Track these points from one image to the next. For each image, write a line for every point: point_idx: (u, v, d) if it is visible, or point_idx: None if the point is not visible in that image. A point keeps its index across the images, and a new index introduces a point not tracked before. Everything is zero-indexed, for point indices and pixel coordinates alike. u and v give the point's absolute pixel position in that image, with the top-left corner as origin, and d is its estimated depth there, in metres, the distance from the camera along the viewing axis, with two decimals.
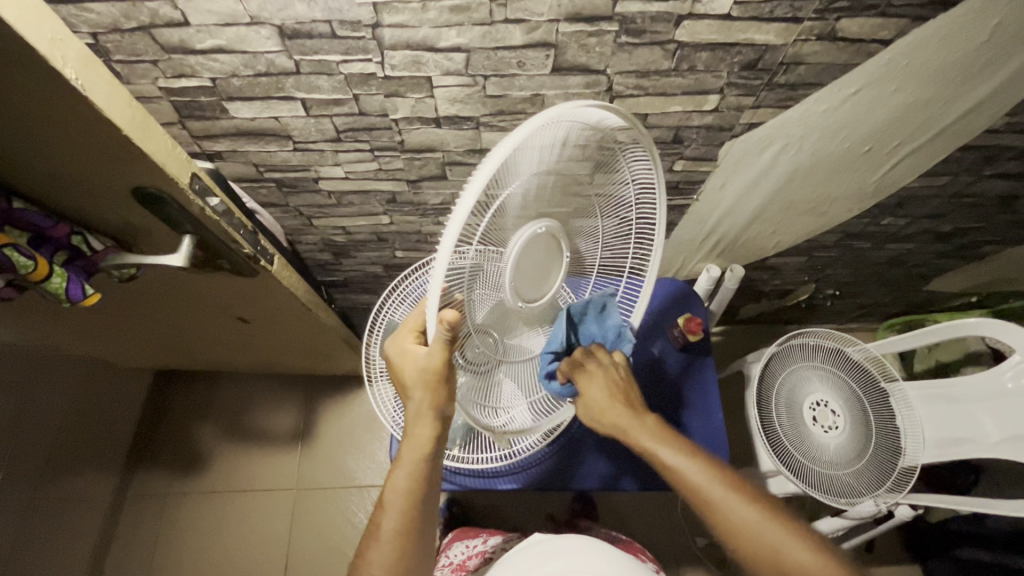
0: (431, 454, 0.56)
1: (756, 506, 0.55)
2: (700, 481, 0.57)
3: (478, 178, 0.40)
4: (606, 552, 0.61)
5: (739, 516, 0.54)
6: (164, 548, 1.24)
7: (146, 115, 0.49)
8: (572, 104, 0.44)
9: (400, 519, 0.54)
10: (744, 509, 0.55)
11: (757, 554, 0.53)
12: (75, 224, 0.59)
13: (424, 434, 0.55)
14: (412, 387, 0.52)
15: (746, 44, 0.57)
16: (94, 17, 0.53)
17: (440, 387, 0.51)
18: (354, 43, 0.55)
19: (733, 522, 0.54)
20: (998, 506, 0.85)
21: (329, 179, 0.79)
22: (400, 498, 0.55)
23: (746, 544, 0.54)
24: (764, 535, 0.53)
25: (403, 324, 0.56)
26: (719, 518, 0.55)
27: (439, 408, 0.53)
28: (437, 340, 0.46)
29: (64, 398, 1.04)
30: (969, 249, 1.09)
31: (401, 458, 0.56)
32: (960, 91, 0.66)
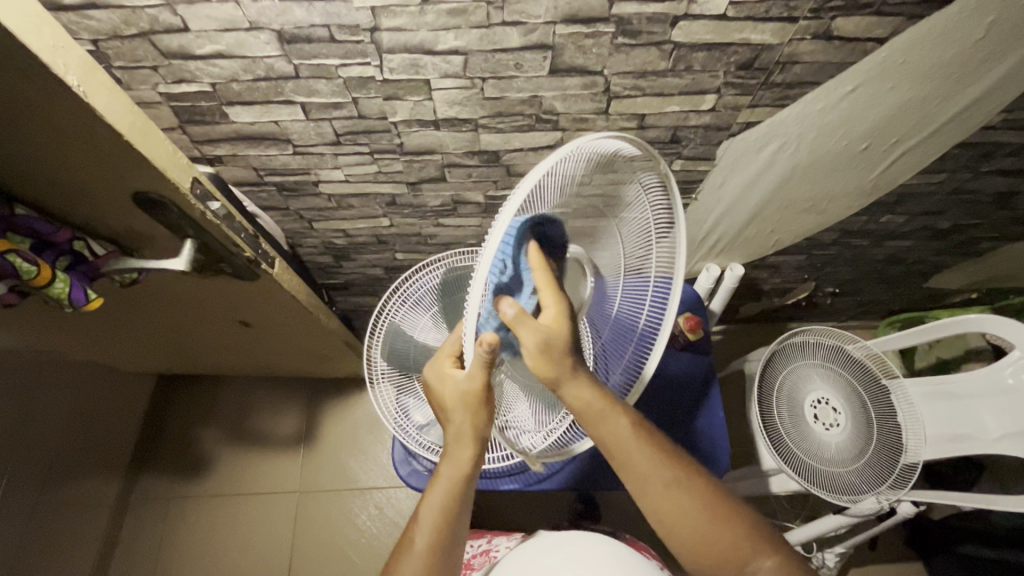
0: (468, 477, 0.56)
1: (700, 497, 0.55)
2: (647, 469, 0.55)
3: (514, 197, 0.41)
4: (611, 549, 0.61)
5: (682, 508, 0.55)
6: (168, 550, 1.24)
7: (146, 121, 0.50)
8: (581, 138, 0.45)
9: (432, 539, 0.55)
10: (689, 499, 0.55)
11: (706, 550, 0.54)
12: (77, 230, 0.60)
13: (463, 458, 0.55)
14: (452, 409, 0.53)
15: (742, 43, 0.58)
16: (94, 25, 0.53)
17: (479, 411, 0.52)
18: (353, 47, 0.56)
19: (676, 515, 0.54)
20: (1001, 502, 0.85)
21: (329, 182, 0.79)
22: (434, 517, 0.55)
23: (686, 538, 0.55)
24: (704, 525, 0.54)
25: (439, 350, 0.58)
26: (663, 506, 0.55)
27: (479, 432, 0.54)
28: (475, 366, 0.46)
29: (67, 402, 1.04)
30: (969, 246, 1.09)
31: (438, 478, 0.56)
32: (957, 88, 0.67)
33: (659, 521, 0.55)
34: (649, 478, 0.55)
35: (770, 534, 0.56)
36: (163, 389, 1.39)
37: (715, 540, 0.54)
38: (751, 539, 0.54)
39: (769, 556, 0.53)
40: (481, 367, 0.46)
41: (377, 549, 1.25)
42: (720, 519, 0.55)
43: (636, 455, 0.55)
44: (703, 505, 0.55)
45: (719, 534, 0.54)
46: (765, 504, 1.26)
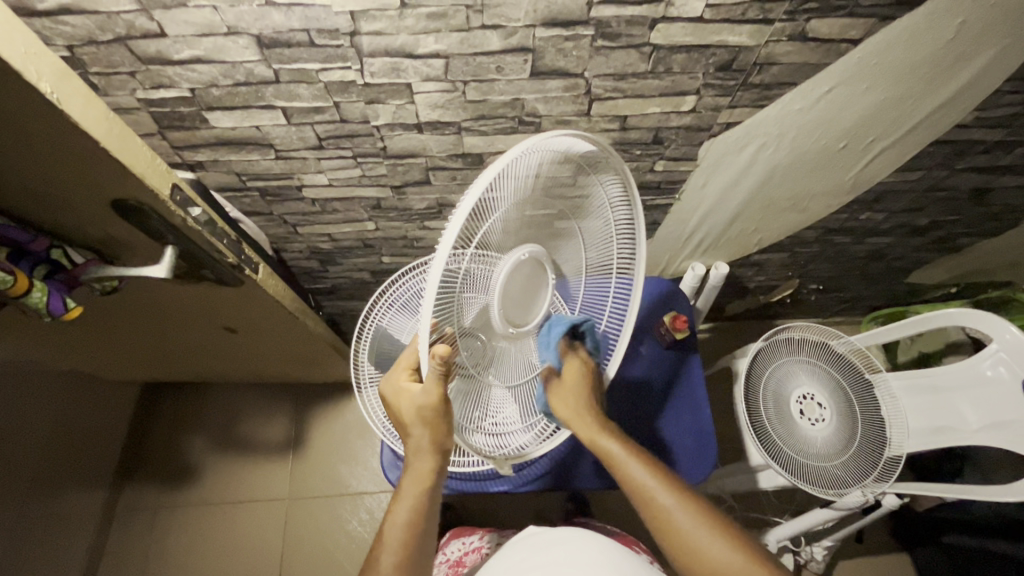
0: (430, 490, 0.56)
1: (703, 517, 0.58)
2: (647, 487, 0.59)
3: (468, 198, 0.42)
4: (597, 544, 0.61)
5: (687, 528, 0.57)
6: (156, 561, 1.23)
7: (123, 127, 0.49)
8: (552, 133, 0.46)
9: (398, 556, 0.56)
10: (691, 517, 0.57)
11: (698, 564, 0.56)
12: (54, 238, 0.59)
13: (424, 473, 0.56)
14: (411, 423, 0.53)
15: (721, 45, 0.59)
16: (68, 30, 0.52)
17: (438, 423, 0.51)
18: (333, 51, 0.56)
19: (681, 532, 0.57)
20: (982, 492, 0.86)
21: (313, 186, 0.79)
22: (399, 535, 0.56)
23: (680, 548, 0.57)
24: (707, 548, 0.56)
25: (396, 363, 0.58)
26: (665, 523, 0.58)
27: (438, 441, 0.53)
28: (431, 378, 0.47)
29: (47, 412, 1.03)
30: (947, 241, 1.11)
31: (402, 494, 0.57)
32: (930, 87, 0.68)
33: (668, 544, 0.58)
34: (643, 489, 0.59)
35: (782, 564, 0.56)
36: (148, 398, 1.36)
37: (720, 561, 0.55)
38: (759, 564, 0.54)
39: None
40: (437, 378, 0.47)
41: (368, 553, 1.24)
42: (725, 542, 0.56)
43: (638, 475, 0.60)
44: (707, 528, 0.57)
45: (723, 555, 0.55)
46: (754, 500, 1.27)
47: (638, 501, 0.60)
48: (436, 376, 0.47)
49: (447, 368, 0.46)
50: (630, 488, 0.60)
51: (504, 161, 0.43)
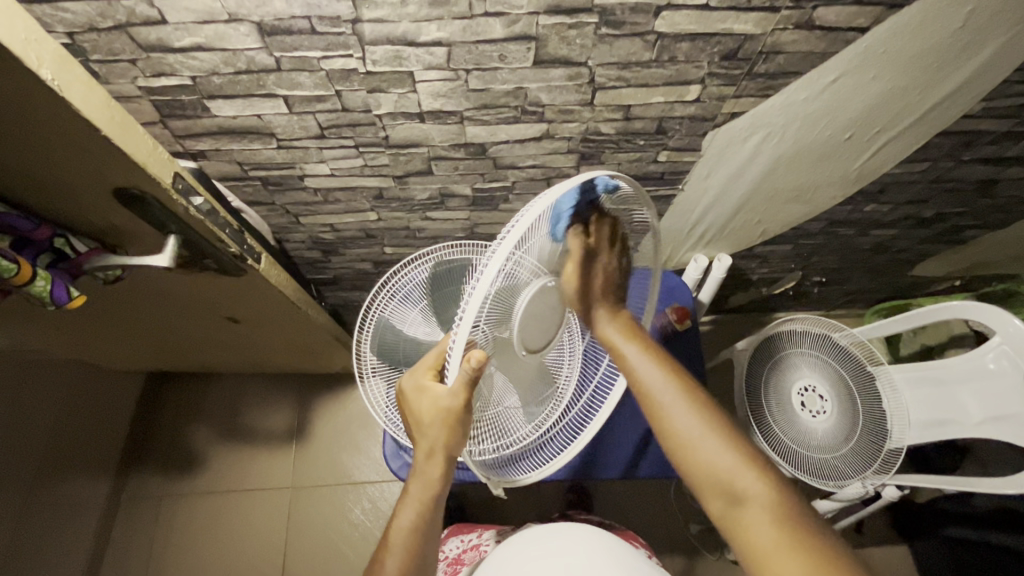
0: (435, 494, 0.57)
1: (704, 413, 0.57)
2: (649, 378, 0.60)
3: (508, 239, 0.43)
4: (603, 538, 0.62)
5: (685, 420, 0.56)
6: (162, 549, 1.24)
7: (124, 115, 0.49)
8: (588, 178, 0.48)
9: (403, 558, 0.57)
10: (692, 411, 0.57)
11: (685, 451, 0.55)
12: (57, 226, 0.59)
13: (433, 476, 0.56)
14: (426, 427, 0.53)
15: (726, 33, 0.58)
16: (68, 17, 0.52)
17: (456, 428, 0.52)
18: (334, 38, 0.55)
19: (677, 424, 0.57)
20: (982, 484, 0.87)
21: (315, 176, 0.79)
22: (405, 534, 0.57)
23: (672, 434, 0.57)
24: (701, 441, 0.55)
25: (420, 363, 0.58)
26: (663, 412, 0.58)
27: (450, 448, 0.54)
28: (458, 382, 0.47)
29: (52, 402, 1.03)
30: (952, 233, 1.10)
31: (408, 496, 0.58)
32: (938, 77, 0.67)
33: (662, 436, 0.58)
34: (642, 376, 0.60)
35: (776, 469, 0.55)
36: (152, 388, 1.37)
37: (712, 453, 0.54)
38: (751, 465, 0.53)
39: (769, 481, 0.52)
40: (463, 386, 0.48)
41: (371, 542, 1.26)
42: (720, 438, 0.55)
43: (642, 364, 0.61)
44: (704, 424, 0.56)
45: (717, 449, 0.54)
46: None
47: (640, 392, 0.60)
48: (462, 385, 0.48)
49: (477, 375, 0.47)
50: (632, 377, 0.61)
51: (544, 202, 0.45)
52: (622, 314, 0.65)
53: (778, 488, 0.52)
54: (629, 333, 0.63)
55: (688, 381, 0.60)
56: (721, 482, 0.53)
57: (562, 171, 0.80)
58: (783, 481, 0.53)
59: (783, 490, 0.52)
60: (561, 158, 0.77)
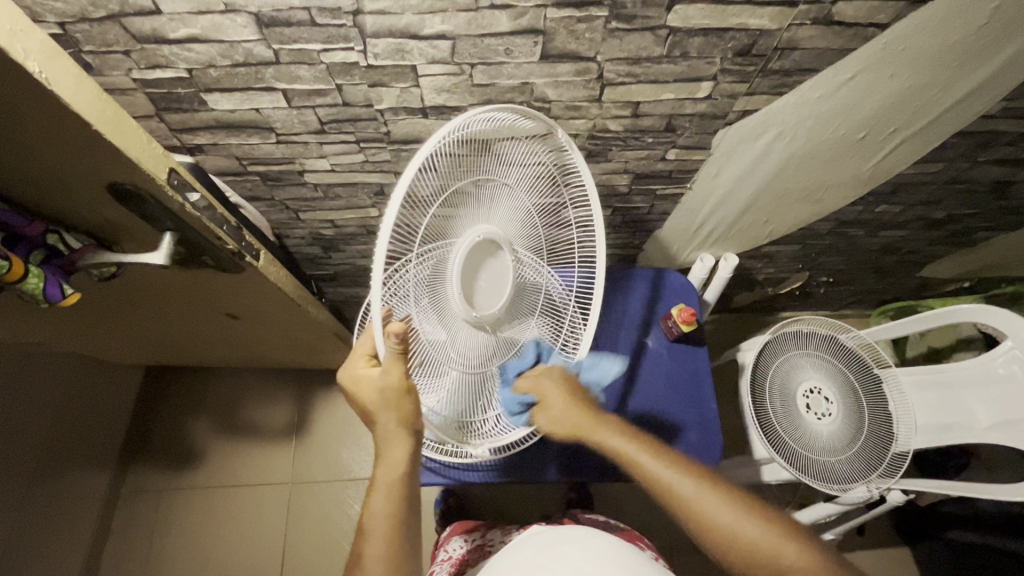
0: (400, 478, 0.55)
1: (727, 499, 0.58)
2: (667, 476, 0.60)
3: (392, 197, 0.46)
4: (612, 545, 0.60)
5: (712, 511, 0.57)
6: (162, 544, 1.24)
7: (116, 108, 0.47)
8: (468, 113, 0.51)
9: (385, 545, 0.54)
10: (718, 498, 0.58)
11: (729, 543, 0.56)
12: (50, 222, 0.57)
13: (398, 457, 0.54)
14: (375, 409, 0.52)
15: (740, 29, 0.56)
16: (59, 6, 0.50)
17: (402, 404, 0.51)
18: (335, 30, 0.53)
19: (707, 517, 0.57)
20: (987, 490, 0.85)
21: (315, 171, 0.77)
22: (382, 523, 0.55)
23: (710, 531, 0.57)
24: (734, 523, 0.57)
25: (353, 350, 0.56)
26: (691, 508, 0.58)
27: (406, 422, 0.53)
28: (390, 356, 0.48)
29: (51, 396, 1.03)
30: (963, 235, 1.08)
31: (376, 483, 0.56)
32: (958, 75, 0.65)
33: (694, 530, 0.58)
34: (660, 477, 0.60)
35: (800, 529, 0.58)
36: (151, 382, 1.36)
37: (749, 537, 0.56)
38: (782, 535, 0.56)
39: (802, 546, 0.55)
40: (398, 360, 0.48)
41: None
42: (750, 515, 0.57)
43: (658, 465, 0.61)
44: (734, 509, 0.57)
45: (751, 528, 0.56)
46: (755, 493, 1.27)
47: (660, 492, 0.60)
48: (395, 358, 0.48)
49: (406, 347, 0.47)
50: (648, 480, 0.60)
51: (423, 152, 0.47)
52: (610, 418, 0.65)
53: (811, 550, 0.55)
54: (626, 443, 0.63)
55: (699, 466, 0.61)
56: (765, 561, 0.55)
57: None
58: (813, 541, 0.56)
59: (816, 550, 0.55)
60: None
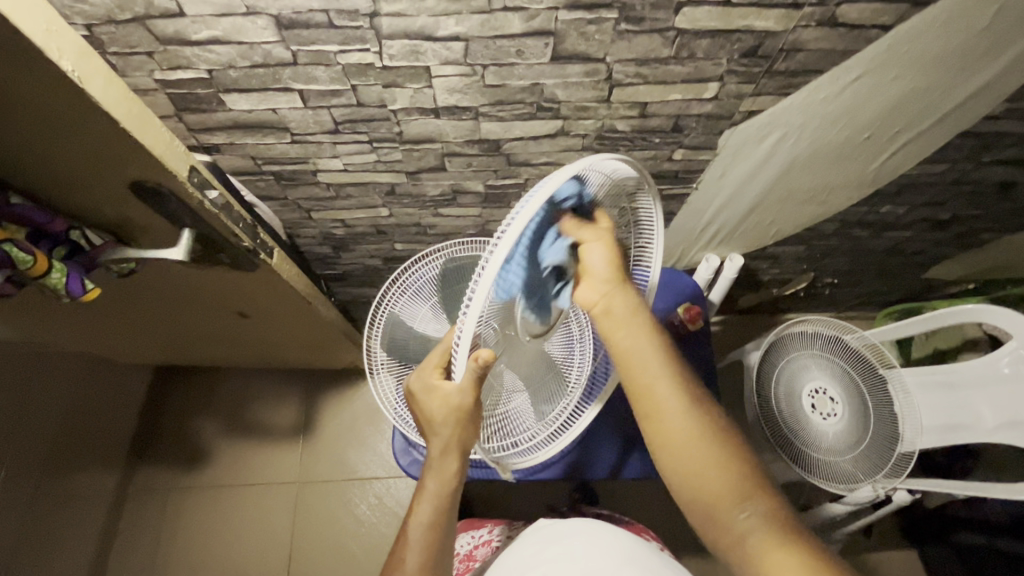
0: (447, 489, 0.57)
1: (700, 423, 0.55)
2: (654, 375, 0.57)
3: (501, 247, 0.42)
4: (618, 541, 0.61)
5: (679, 423, 0.55)
6: (169, 542, 1.25)
7: (142, 107, 0.49)
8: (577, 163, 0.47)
9: (422, 553, 0.57)
10: (691, 419, 0.55)
11: (682, 457, 0.54)
12: (71, 219, 0.59)
13: (449, 473, 0.56)
14: (438, 425, 0.54)
15: (746, 30, 0.57)
16: (87, 9, 0.52)
17: (464, 423, 0.54)
18: (351, 32, 0.55)
19: (667, 431, 0.55)
20: (994, 490, 0.86)
21: (327, 171, 0.78)
22: (424, 531, 0.57)
23: (671, 435, 0.55)
24: (692, 449, 0.54)
25: (426, 362, 0.58)
26: (657, 415, 0.56)
27: (463, 442, 0.55)
28: (466, 380, 0.48)
29: (63, 393, 1.04)
30: (968, 236, 1.09)
31: (423, 492, 0.57)
32: (961, 77, 0.66)
33: (650, 439, 0.57)
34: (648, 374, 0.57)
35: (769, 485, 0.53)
36: (160, 381, 1.38)
37: (704, 465, 0.53)
38: (742, 481, 0.52)
39: (759, 499, 0.51)
40: (472, 381, 0.49)
41: (376, 538, 1.26)
42: (714, 447, 0.54)
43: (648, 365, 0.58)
44: (699, 436, 0.54)
45: (707, 459, 0.53)
46: None
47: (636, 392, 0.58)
48: (472, 382, 0.49)
49: (484, 372, 0.47)
50: (636, 372, 0.58)
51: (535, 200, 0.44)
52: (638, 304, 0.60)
53: (769, 505, 0.51)
54: (632, 327, 0.59)
55: (690, 381, 0.58)
56: (706, 497, 0.52)
57: None
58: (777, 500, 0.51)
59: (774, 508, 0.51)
60: (575, 156, 0.77)
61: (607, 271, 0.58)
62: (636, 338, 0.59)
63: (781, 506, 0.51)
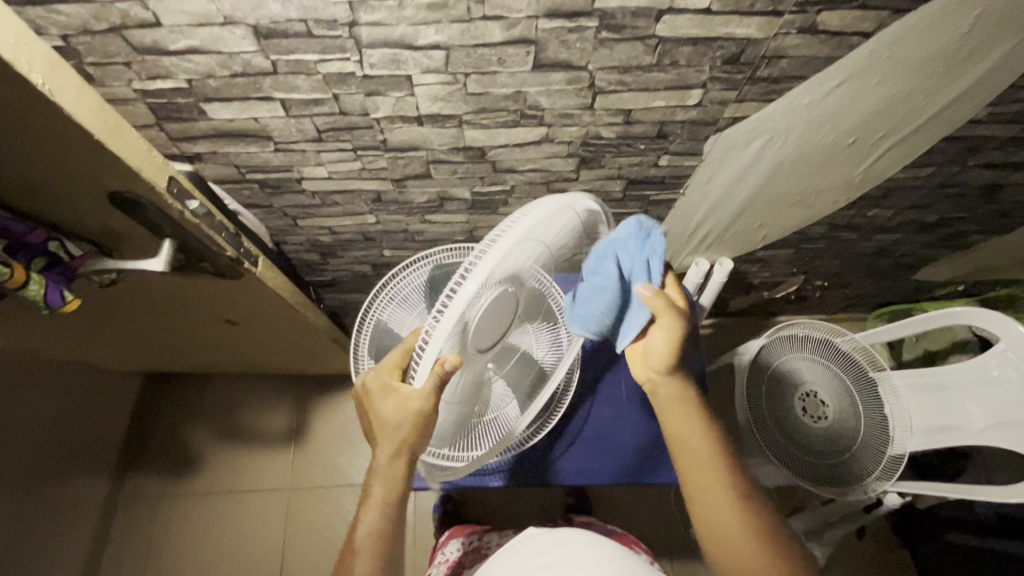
0: (393, 491, 0.57)
1: (745, 510, 0.57)
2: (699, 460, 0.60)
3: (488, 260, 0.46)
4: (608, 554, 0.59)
5: (721, 505, 0.57)
6: (159, 551, 1.24)
7: (118, 118, 0.49)
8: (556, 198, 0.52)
9: (371, 560, 0.55)
10: (738, 502, 0.57)
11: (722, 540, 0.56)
12: (51, 229, 0.58)
13: (396, 473, 0.57)
14: (392, 428, 0.55)
15: (728, 38, 0.57)
16: (62, 19, 0.51)
17: (418, 427, 0.55)
18: (331, 42, 0.54)
19: (722, 525, 0.57)
20: (982, 492, 0.86)
21: (312, 179, 0.78)
22: (370, 537, 0.56)
23: (710, 515, 0.58)
24: (733, 533, 0.56)
25: (383, 361, 0.57)
26: (707, 506, 0.58)
27: (413, 444, 0.56)
28: (427, 384, 0.50)
29: (50, 402, 1.03)
30: (956, 238, 1.09)
31: (370, 495, 0.57)
32: (943, 82, 0.67)
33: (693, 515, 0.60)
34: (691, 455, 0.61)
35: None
36: (150, 389, 1.37)
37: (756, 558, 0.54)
38: (790, 571, 0.54)
39: None
40: (432, 389, 0.50)
41: None
42: (752, 534, 0.56)
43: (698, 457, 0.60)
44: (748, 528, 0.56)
45: (746, 545, 0.55)
46: None
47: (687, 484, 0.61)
48: (432, 387, 0.50)
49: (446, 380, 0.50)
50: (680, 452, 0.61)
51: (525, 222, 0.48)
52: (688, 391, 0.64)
53: None
54: (682, 409, 0.63)
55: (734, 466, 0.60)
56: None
57: (561, 175, 0.80)
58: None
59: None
60: (560, 162, 0.77)
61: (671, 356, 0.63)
62: (687, 429, 0.62)
63: None
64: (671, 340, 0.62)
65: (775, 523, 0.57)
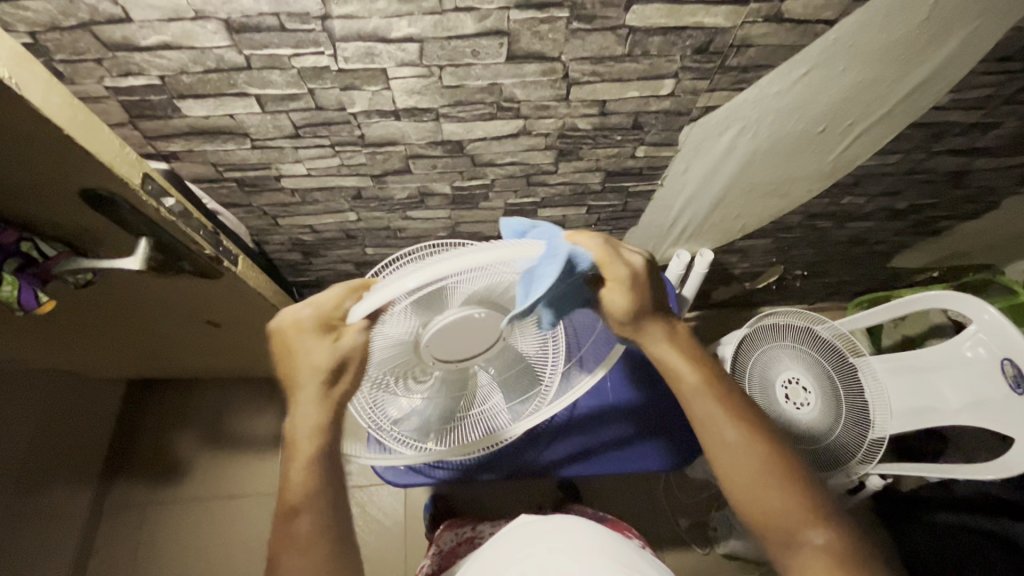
0: (325, 448, 0.54)
1: (763, 459, 0.54)
2: (709, 417, 0.57)
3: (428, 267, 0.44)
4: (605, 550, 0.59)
5: (735, 456, 0.54)
6: (146, 560, 1.22)
7: (87, 114, 0.49)
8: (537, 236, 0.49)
9: (313, 524, 0.52)
10: (756, 451, 0.54)
11: (750, 495, 0.53)
12: (23, 230, 0.57)
13: (320, 420, 0.54)
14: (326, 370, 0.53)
15: (696, 27, 0.58)
16: (30, 15, 0.51)
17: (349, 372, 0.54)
18: (304, 35, 0.55)
19: (736, 467, 0.54)
20: (958, 471, 0.88)
21: (291, 176, 0.78)
22: (305, 495, 0.53)
23: (728, 471, 0.55)
24: (758, 486, 0.53)
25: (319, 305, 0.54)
26: (722, 456, 0.55)
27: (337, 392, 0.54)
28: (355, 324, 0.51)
29: (29, 411, 1.01)
30: (928, 225, 1.12)
31: (297, 454, 0.54)
32: (906, 69, 0.69)
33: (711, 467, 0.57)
34: (702, 413, 0.57)
35: (838, 516, 0.52)
36: (133, 397, 1.35)
37: (770, 497, 0.53)
38: (818, 516, 0.52)
39: (827, 531, 0.51)
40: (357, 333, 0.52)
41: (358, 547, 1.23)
42: (774, 483, 0.53)
43: (704, 406, 0.58)
44: (763, 468, 0.54)
45: (772, 496, 0.53)
46: None
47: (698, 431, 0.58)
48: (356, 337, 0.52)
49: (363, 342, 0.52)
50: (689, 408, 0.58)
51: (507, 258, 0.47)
52: (686, 343, 0.60)
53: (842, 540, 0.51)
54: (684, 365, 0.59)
55: (746, 415, 0.57)
56: (779, 530, 0.52)
57: (541, 167, 0.81)
58: (845, 529, 0.51)
59: (845, 536, 0.51)
60: (539, 155, 0.78)
61: (620, 323, 0.57)
62: (693, 376, 0.58)
63: (848, 538, 0.51)
64: (620, 308, 0.55)
65: (794, 462, 0.55)
